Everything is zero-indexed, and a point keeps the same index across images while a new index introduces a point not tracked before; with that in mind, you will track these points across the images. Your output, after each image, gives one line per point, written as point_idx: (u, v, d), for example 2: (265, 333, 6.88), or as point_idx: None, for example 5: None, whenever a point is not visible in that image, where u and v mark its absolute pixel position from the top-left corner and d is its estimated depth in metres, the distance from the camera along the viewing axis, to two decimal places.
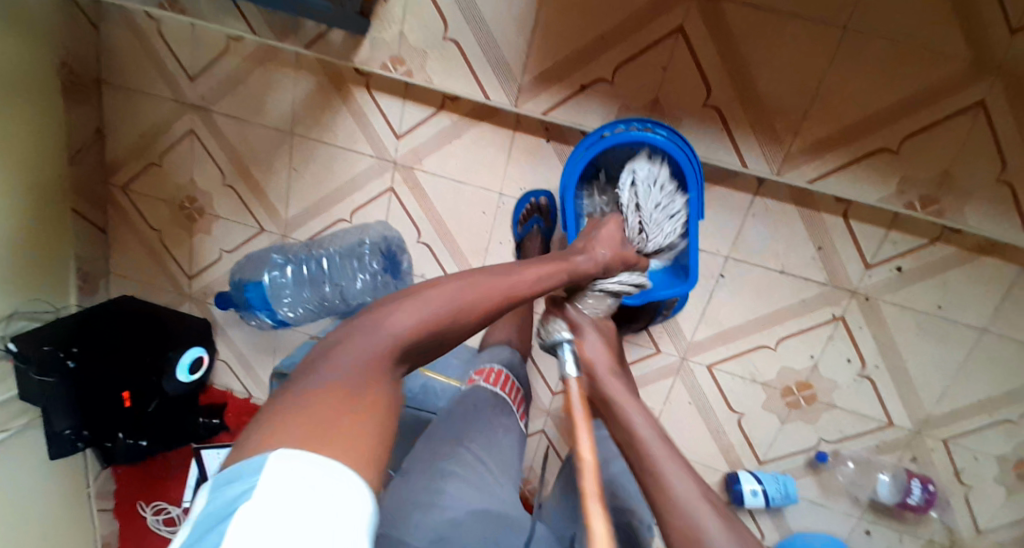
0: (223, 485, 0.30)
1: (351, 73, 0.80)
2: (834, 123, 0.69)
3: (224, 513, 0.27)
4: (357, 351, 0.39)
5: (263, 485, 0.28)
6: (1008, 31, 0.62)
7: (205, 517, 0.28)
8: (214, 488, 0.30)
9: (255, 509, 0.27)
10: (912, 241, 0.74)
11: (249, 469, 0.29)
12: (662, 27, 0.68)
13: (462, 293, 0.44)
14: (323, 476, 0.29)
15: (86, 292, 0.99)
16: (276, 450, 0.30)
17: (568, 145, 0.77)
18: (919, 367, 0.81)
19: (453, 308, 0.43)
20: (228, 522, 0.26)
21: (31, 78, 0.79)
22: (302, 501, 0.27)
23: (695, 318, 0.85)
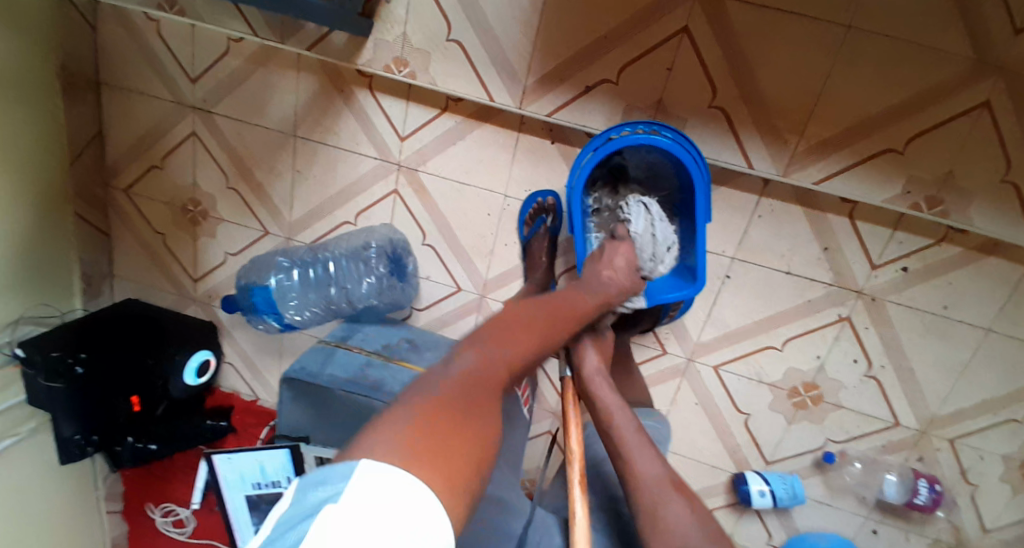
0: (313, 484, 0.34)
1: (353, 73, 0.79)
2: (840, 123, 0.68)
3: (313, 510, 0.32)
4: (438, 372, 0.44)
5: (348, 492, 0.32)
6: (1012, 30, 0.61)
7: (298, 510, 0.33)
8: (306, 486, 0.34)
9: (339, 513, 0.31)
10: (918, 241, 0.73)
11: (337, 474, 0.34)
12: (666, 27, 0.68)
13: (527, 328, 0.51)
14: (395, 491, 0.33)
15: (90, 295, 0.99)
16: (363, 456, 0.34)
17: (572, 146, 0.77)
18: (924, 367, 0.81)
19: (507, 350, 0.48)
20: (313, 520, 0.31)
21: (30, 82, 0.78)
22: (381, 521, 0.31)
23: (701, 319, 0.85)
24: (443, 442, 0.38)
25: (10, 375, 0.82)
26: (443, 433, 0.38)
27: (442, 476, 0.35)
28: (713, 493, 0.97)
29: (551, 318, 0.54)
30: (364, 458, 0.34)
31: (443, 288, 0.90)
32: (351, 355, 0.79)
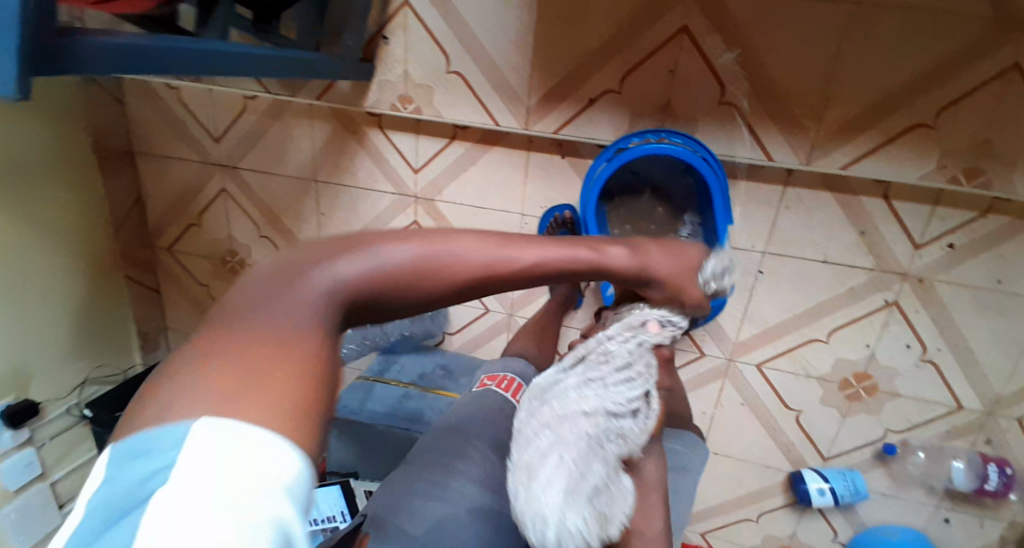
0: (126, 461, 0.24)
1: (361, 115, 0.81)
2: (861, 104, 0.65)
3: (131, 495, 0.23)
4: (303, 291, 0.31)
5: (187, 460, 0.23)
6: None
7: (103, 501, 0.23)
8: (114, 464, 0.24)
9: (188, 477, 0.23)
10: (962, 214, 0.69)
11: (164, 441, 0.24)
12: (664, 31, 0.66)
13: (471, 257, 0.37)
14: (251, 443, 0.25)
15: (148, 350, 1.06)
16: (204, 416, 0.25)
17: (583, 158, 0.76)
18: (984, 345, 0.75)
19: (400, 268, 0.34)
20: (137, 507, 0.22)
21: (73, 162, 0.85)
22: (229, 467, 0.24)
23: (737, 318, 0.83)
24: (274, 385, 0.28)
25: (84, 430, 0.91)
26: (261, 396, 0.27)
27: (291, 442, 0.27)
28: (769, 493, 0.94)
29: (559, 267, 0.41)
30: (200, 418, 0.25)
31: (473, 311, 0.91)
32: (389, 389, 0.82)
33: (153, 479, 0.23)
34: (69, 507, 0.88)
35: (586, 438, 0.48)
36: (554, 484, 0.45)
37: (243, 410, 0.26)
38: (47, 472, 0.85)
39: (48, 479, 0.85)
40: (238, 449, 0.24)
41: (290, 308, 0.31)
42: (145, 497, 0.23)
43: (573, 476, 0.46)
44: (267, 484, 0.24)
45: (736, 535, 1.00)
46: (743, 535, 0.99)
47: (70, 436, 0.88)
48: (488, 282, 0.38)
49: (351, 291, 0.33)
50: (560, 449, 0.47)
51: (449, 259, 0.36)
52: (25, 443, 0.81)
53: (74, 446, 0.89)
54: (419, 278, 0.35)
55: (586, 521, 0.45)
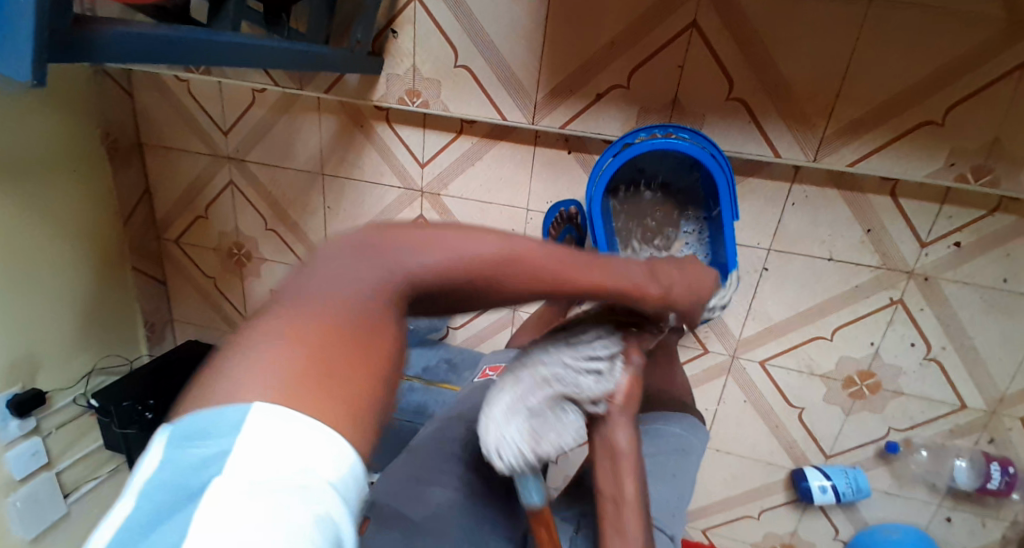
0: (183, 442, 0.24)
1: (369, 109, 0.82)
2: (869, 102, 0.65)
3: (188, 481, 0.22)
4: (379, 271, 0.30)
5: (246, 447, 0.23)
6: None
7: (159, 484, 0.23)
8: (170, 444, 0.24)
9: (248, 466, 0.22)
10: (968, 213, 0.69)
11: (219, 424, 0.24)
12: (673, 27, 0.66)
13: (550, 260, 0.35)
14: (313, 435, 0.24)
15: (154, 341, 1.07)
16: (261, 402, 0.24)
17: (590, 153, 0.76)
18: (988, 345, 0.75)
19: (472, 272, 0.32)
20: (196, 495, 0.22)
21: (81, 154, 0.85)
22: (285, 460, 0.23)
23: (742, 315, 0.83)
24: (334, 365, 0.27)
25: (89, 420, 0.91)
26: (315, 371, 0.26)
27: (351, 412, 0.26)
28: (771, 490, 0.94)
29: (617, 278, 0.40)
30: (257, 403, 0.24)
31: None
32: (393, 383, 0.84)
33: (208, 469, 0.22)
34: (74, 497, 0.89)
35: (536, 381, 0.50)
36: (497, 406, 0.50)
37: (311, 404, 0.25)
38: (53, 461, 0.86)
39: (53, 468, 0.86)
40: (298, 439, 0.24)
41: (353, 283, 0.29)
42: (200, 488, 0.22)
43: (512, 404, 0.50)
44: (325, 485, 0.23)
45: (737, 532, 1.00)
46: (744, 532, 0.99)
47: (76, 425, 0.89)
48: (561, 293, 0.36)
49: (422, 282, 0.31)
50: (512, 383, 0.51)
51: (521, 264, 0.33)
52: (32, 433, 0.82)
53: (80, 435, 0.90)
54: (495, 279, 0.32)
55: (520, 438, 0.48)
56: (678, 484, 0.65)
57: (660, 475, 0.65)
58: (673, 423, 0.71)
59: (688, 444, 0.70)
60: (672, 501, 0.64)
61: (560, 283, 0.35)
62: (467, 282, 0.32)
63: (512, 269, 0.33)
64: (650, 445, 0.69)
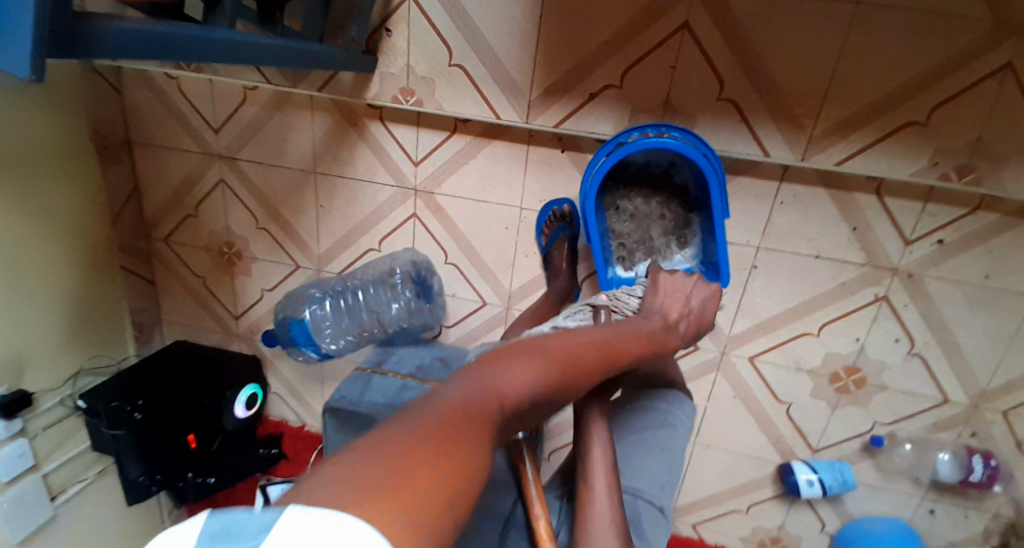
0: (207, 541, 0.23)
1: (363, 108, 0.82)
2: (854, 102, 0.67)
3: None
4: (488, 392, 0.38)
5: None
6: None
7: None
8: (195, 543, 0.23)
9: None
10: (951, 212, 0.71)
11: (252, 526, 0.23)
12: (666, 28, 0.67)
13: (593, 358, 0.48)
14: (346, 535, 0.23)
15: (142, 341, 1.06)
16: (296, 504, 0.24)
17: (583, 152, 0.77)
18: (971, 339, 0.77)
19: (546, 379, 0.42)
20: None
21: (69, 150, 0.84)
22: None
23: (732, 312, 0.84)
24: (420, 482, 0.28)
25: (77, 421, 0.90)
26: (409, 481, 0.28)
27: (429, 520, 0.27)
28: (759, 484, 0.96)
29: (645, 347, 0.56)
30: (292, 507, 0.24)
31: (471, 304, 0.91)
32: (388, 380, 0.79)
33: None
34: (60, 500, 0.87)
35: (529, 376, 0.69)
36: None
37: (376, 515, 0.25)
38: (40, 463, 0.84)
39: (40, 471, 0.84)
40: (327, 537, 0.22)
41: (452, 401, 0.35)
42: None
43: None
44: None
45: (727, 526, 1.01)
46: (734, 526, 1.01)
47: (63, 426, 0.87)
48: (606, 370, 0.50)
49: (513, 402, 0.39)
50: None
51: (582, 363, 0.47)
52: (18, 434, 0.80)
53: (68, 436, 0.88)
54: (564, 384, 0.44)
55: None
56: (666, 457, 0.67)
57: (648, 448, 0.67)
58: (661, 399, 0.73)
59: (676, 421, 0.71)
60: (660, 477, 0.66)
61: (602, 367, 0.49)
62: (538, 396, 0.42)
63: (573, 370, 0.46)
64: (637, 421, 0.71)
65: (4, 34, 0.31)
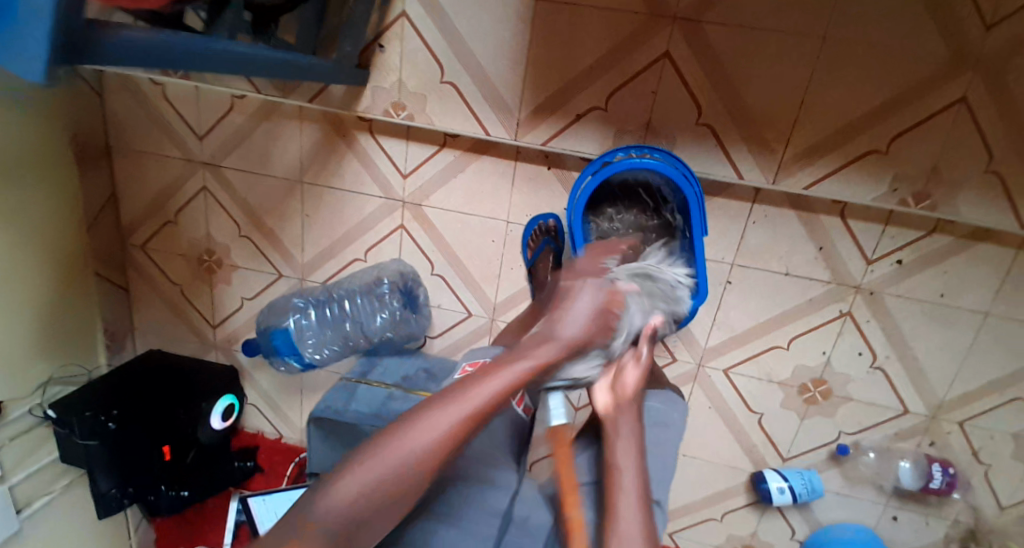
0: None
1: (353, 120, 0.83)
2: (822, 130, 0.72)
3: None
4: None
5: None
6: (984, 27, 0.64)
7: None
8: None
9: None
10: (910, 233, 0.76)
11: None
12: (649, 54, 0.71)
13: (439, 422, 0.41)
14: None
15: (114, 350, 1.02)
16: None
17: (569, 169, 0.79)
18: (928, 353, 0.83)
19: (374, 474, 0.39)
20: None
21: (49, 149, 0.82)
22: None
23: (707, 325, 0.87)
24: None
25: (43, 432, 0.85)
26: None
27: None
28: (732, 493, 0.99)
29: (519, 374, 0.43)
30: None
31: (456, 315, 0.92)
32: (374, 390, 0.80)
33: None
34: (26, 513, 0.82)
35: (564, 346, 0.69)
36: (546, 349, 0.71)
37: None
38: (5, 475, 0.80)
39: (5, 483, 0.79)
40: None
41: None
42: None
43: None
44: None
45: (701, 535, 1.04)
46: (709, 534, 1.03)
47: (31, 437, 0.83)
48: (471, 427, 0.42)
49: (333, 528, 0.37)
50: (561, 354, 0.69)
51: (420, 437, 0.40)
52: None
53: (32, 449, 0.84)
54: (403, 474, 0.40)
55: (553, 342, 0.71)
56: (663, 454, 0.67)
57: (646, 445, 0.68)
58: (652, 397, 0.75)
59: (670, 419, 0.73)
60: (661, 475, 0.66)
61: (461, 422, 0.42)
62: (365, 502, 0.38)
63: (411, 447, 0.40)
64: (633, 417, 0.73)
65: (14, 39, 0.32)
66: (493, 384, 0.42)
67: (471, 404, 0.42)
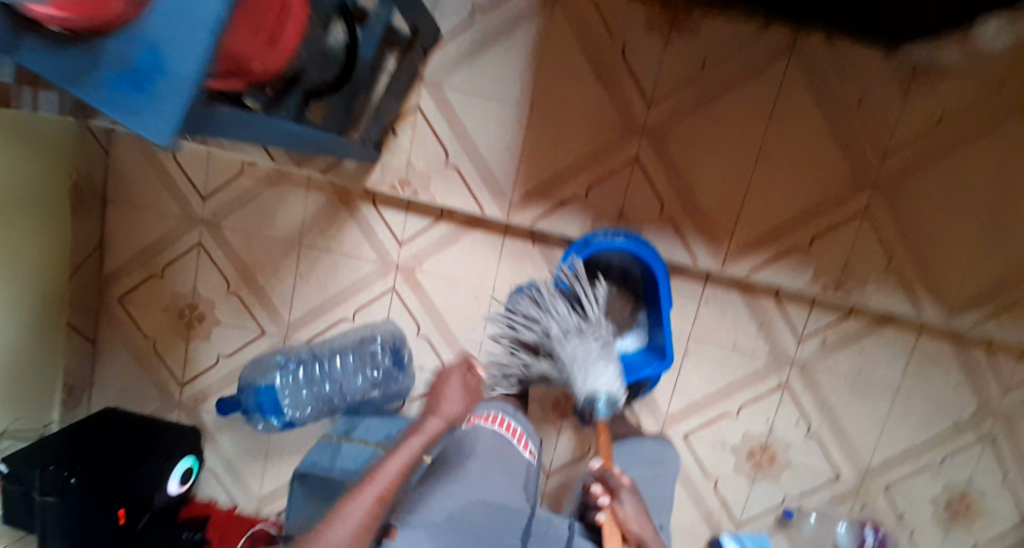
0: None
1: (358, 191, 0.91)
2: (758, 228, 0.87)
3: None
4: None
5: None
6: (878, 156, 0.83)
7: None
8: None
9: None
10: (830, 316, 0.91)
11: None
12: (622, 158, 0.86)
13: (368, 492, 0.54)
14: None
15: (67, 406, 0.98)
16: None
17: (551, 246, 0.91)
18: (853, 421, 0.95)
19: None
20: None
21: (33, 195, 0.84)
22: None
23: (668, 392, 0.97)
24: None
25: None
26: None
27: None
28: None
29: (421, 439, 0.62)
30: None
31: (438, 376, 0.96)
32: (358, 448, 0.80)
33: None
34: None
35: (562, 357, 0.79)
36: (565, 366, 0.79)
37: None
38: None
39: None
40: None
41: None
42: None
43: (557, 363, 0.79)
44: None
45: None
46: None
47: None
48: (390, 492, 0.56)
49: None
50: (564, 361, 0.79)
51: (353, 506, 0.53)
52: None
53: None
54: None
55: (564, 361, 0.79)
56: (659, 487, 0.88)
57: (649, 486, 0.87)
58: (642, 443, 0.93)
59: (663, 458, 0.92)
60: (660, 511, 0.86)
61: (381, 495, 0.55)
62: None
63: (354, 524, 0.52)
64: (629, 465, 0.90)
65: (150, 109, 0.36)
66: (402, 456, 0.59)
67: (383, 477, 0.56)
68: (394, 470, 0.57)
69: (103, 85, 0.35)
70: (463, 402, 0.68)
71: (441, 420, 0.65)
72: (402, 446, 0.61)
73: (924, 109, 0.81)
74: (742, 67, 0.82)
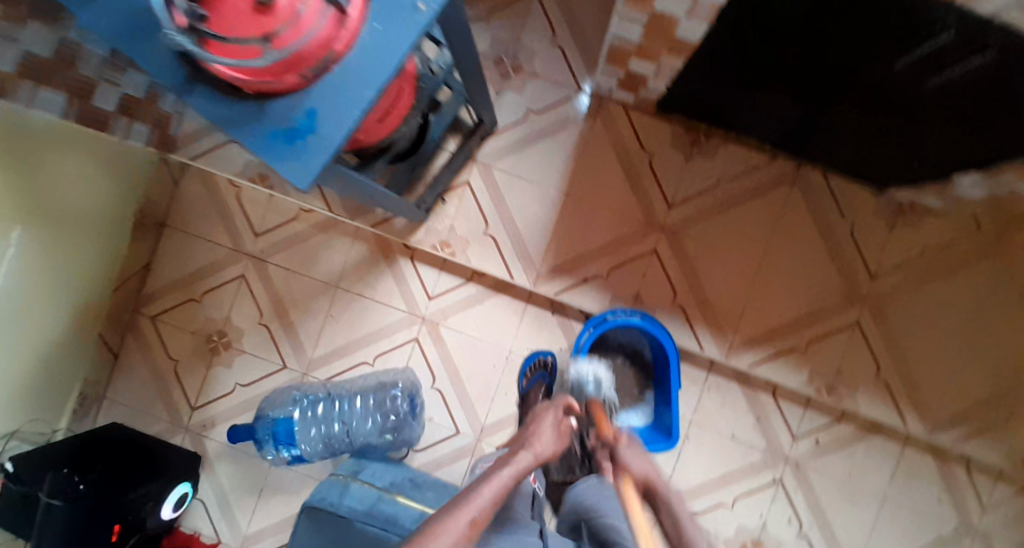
0: None
1: (399, 246, 1.00)
2: (761, 326, 0.95)
3: None
4: None
5: None
6: (869, 275, 0.93)
7: None
8: None
9: None
10: (823, 418, 0.97)
11: None
12: (642, 247, 0.96)
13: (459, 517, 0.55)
14: None
15: (76, 416, 0.99)
16: None
17: (569, 318, 0.98)
18: (843, 526, 0.97)
19: None
20: None
21: (110, 212, 0.92)
22: None
23: (666, 474, 0.99)
24: None
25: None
26: None
27: None
28: None
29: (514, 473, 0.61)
30: None
31: (445, 431, 0.99)
32: (365, 489, 0.82)
33: None
34: None
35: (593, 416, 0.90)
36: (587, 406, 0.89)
37: None
38: None
39: None
40: None
41: None
42: None
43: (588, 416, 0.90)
44: None
45: None
46: None
47: None
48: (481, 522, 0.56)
49: None
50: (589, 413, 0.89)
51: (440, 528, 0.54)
52: None
53: None
54: None
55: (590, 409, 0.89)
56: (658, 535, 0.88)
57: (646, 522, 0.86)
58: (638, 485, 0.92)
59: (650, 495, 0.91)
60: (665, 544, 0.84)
61: (472, 524, 0.55)
62: None
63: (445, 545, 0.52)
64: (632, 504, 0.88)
65: (294, 156, 0.43)
66: (494, 486, 0.59)
67: (474, 506, 0.56)
68: (486, 501, 0.57)
69: (262, 134, 0.44)
70: (553, 446, 0.68)
71: (533, 457, 0.64)
72: (494, 475, 0.61)
73: (909, 241, 0.93)
74: (751, 187, 0.94)
